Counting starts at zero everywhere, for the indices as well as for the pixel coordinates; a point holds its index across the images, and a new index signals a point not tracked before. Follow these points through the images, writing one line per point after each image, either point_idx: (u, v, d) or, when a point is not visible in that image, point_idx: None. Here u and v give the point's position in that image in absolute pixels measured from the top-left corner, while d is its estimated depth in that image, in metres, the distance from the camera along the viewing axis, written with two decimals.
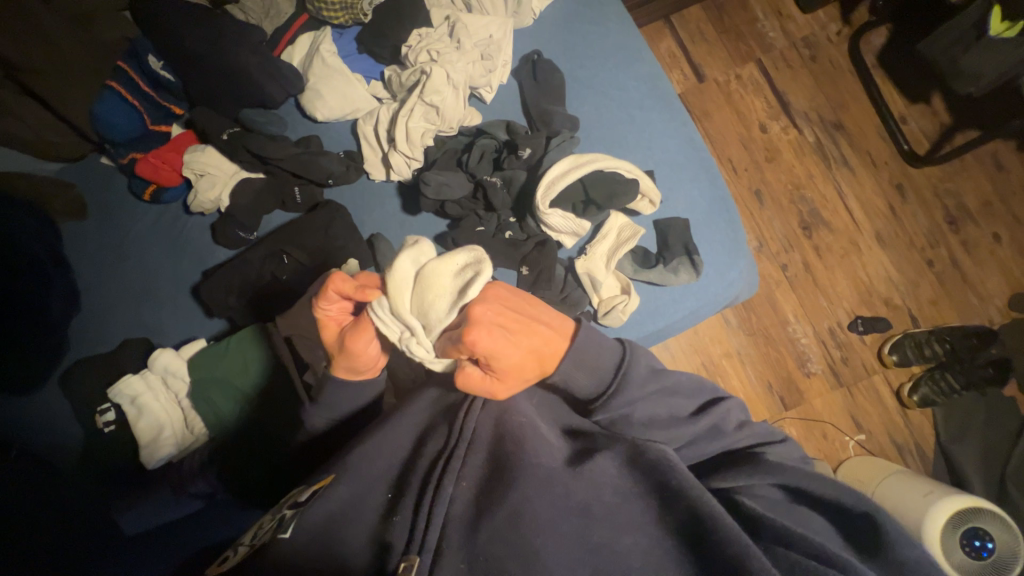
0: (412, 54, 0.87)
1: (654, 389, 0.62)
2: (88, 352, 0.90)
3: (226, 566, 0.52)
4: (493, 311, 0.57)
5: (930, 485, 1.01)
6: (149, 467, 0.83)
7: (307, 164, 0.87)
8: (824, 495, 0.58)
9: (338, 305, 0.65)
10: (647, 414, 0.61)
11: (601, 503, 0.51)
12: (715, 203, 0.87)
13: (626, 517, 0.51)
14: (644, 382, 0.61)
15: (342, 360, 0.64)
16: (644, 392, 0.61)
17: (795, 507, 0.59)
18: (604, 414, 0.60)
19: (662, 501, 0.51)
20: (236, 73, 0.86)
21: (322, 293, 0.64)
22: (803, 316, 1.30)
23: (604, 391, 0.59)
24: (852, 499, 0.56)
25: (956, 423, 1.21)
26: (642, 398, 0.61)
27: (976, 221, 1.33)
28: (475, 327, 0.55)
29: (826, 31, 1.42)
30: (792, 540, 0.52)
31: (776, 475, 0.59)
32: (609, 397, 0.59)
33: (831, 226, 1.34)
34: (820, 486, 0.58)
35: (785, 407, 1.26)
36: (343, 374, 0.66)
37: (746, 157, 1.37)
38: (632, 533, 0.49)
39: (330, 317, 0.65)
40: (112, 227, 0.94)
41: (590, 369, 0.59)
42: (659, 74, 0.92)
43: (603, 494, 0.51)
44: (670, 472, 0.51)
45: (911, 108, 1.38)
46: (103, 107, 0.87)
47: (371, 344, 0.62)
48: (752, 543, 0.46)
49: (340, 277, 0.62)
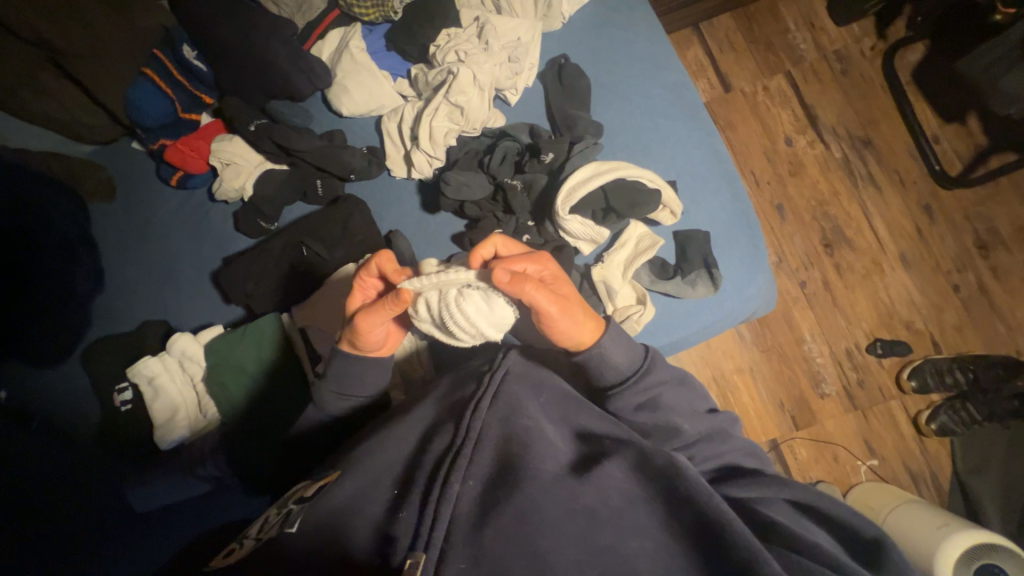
0: (439, 53, 0.87)
1: (674, 381, 0.67)
2: (108, 330, 0.92)
3: (231, 558, 0.53)
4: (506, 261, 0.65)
5: (945, 517, 0.98)
6: (162, 448, 0.84)
7: (330, 158, 0.87)
8: (835, 513, 0.58)
9: (374, 281, 0.67)
10: (666, 404, 0.65)
11: (608, 507, 0.50)
12: (737, 216, 0.86)
13: (633, 521, 0.50)
14: (663, 375, 0.66)
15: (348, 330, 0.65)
16: (664, 383, 0.66)
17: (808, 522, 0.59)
18: (624, 399, 0.64)
19: (668, 506, 0.51)
20: (266, 65, 0.87)
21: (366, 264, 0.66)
22: (820, 335, 1.27)
23: (635, 370, 0.64)
24: (865, 525, 0.57)
25: (974, 454, 1.17)
26: (665, 383, 0.66)
27: (1007, 248, 1.28)
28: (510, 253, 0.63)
29: (860, 45, 1.39)
30: (803, 546, 0.52)
31: (780, 488, 0.61)
32: (638, 377, 0.64)
33: (854, 245, 1.31)
34: (828, 504, 0.59)
35: (796, 427, 1.24)
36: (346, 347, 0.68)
37: (769, 170, 1.35)
38: (640, 538, 0.48)
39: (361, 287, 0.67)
40: (138, 211, 0.96)
41: (624, 349, 0.64)
42: (686, 83, 0.91)
43: (609, 498, 0.51)
44: (678, 478, 0.52)
45: (945, 128, 1.34)
46: (136, 92, 0.89)
47: (381, 329, 0.64)
48: (763, 548, 0.47)
49: (387, 255, 0.66)
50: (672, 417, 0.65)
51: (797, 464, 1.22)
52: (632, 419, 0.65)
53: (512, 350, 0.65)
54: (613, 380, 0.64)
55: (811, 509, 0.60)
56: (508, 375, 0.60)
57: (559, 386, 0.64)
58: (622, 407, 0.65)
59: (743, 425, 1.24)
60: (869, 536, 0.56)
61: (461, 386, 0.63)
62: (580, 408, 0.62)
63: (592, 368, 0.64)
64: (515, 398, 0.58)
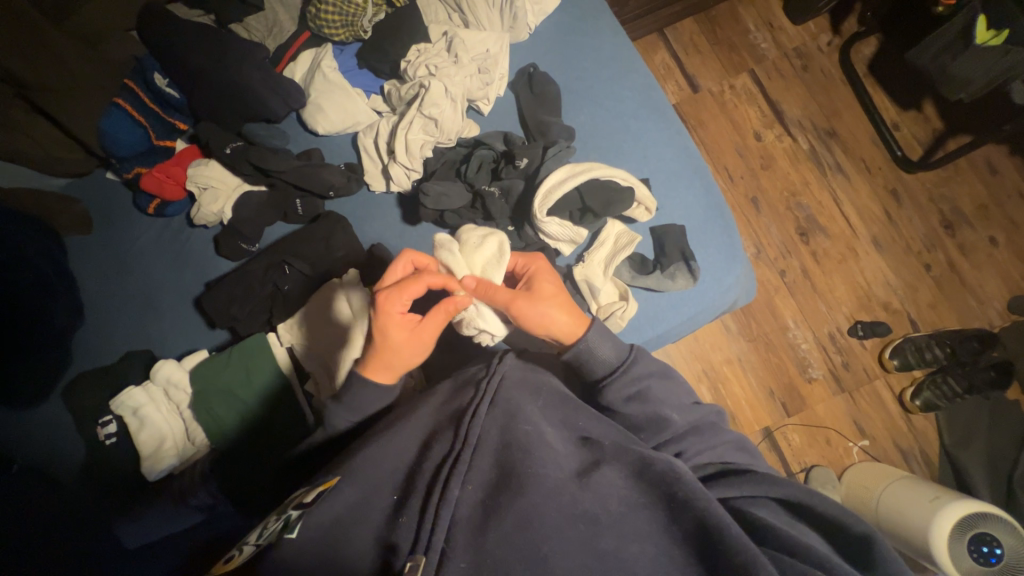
0: (411, 69, 0.89)
1: (660, 374, 0.69)
2: (91, 365, 0.91)
3: (231, 564, 0.51)
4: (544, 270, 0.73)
5: (936, 490, 1.01)
6: (150, 479, 0.82)
7: (309, 176, 0.88)
8: (824, 512, 0.57)
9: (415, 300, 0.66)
10: (658, 394, 0.67)
11: (608, 513, 0.51)
12: (711, 209, 0.88)
13: (632, 526, 0.50)
14: (649, 367, 0.68)
15: (401, 357, 0.65)
16: (652, 374, 0.67)
17: (799, 524, 0.58)
18: (614, 393, 0.66)
19: (669, 511, 0.51)
20: (239, 88, 0.88)
21: (405, 288, 0.64)
22: (803, 322, 1.30)
23: (621, 362, 0.66)
24: (853, 520, 0.56)
25: (959, 428, 1.21)
26: (653, 374, 0.68)
27: (972, 226, 1.34)
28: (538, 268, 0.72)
29: (817, 41, 1.45)
30: (794, 548, 0.51)
31: (770, 486, 0.61)
32: (624, 370, 0.65)
33: (827, 232, 1.35)
34: (818, 502, 0.58)
35: (787, 413, 1.26)
36: (384, 375, 0.67)
37: (741, 165, 1.39)
38: (640, 542, 0.49)
39: (401, 315, 0.64)
40: (117, 241, 0.95)
41: (610, 344, 0.67)
42: (653, 84, 0.94)
43: (609, 504, 0.51)
44: (678, 484, 0.52)
45: (903, 115, 1.40)
46: (109, 123, 0.89)
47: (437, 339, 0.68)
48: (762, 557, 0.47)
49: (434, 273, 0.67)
50: (661, 409, 0.66)
51: (791, 449, 1.24)
52: (621, 411, 0.67)
53: (507, 354, 0.66)
54: (601, 374, 0.66)
55: (802, 510, 0.59)
56: (505, 380, 0.61)
57: (557, 389, 0.65)
58: (611, 398, 0.67)
59: (736, 415, 1.26)
60: (857, 533, 0.55)
61: (458, 392, 0.62)
62: (579, 411, 0.63)
63: (580, 364, 0.66)
64: (513, 404, 0.59)
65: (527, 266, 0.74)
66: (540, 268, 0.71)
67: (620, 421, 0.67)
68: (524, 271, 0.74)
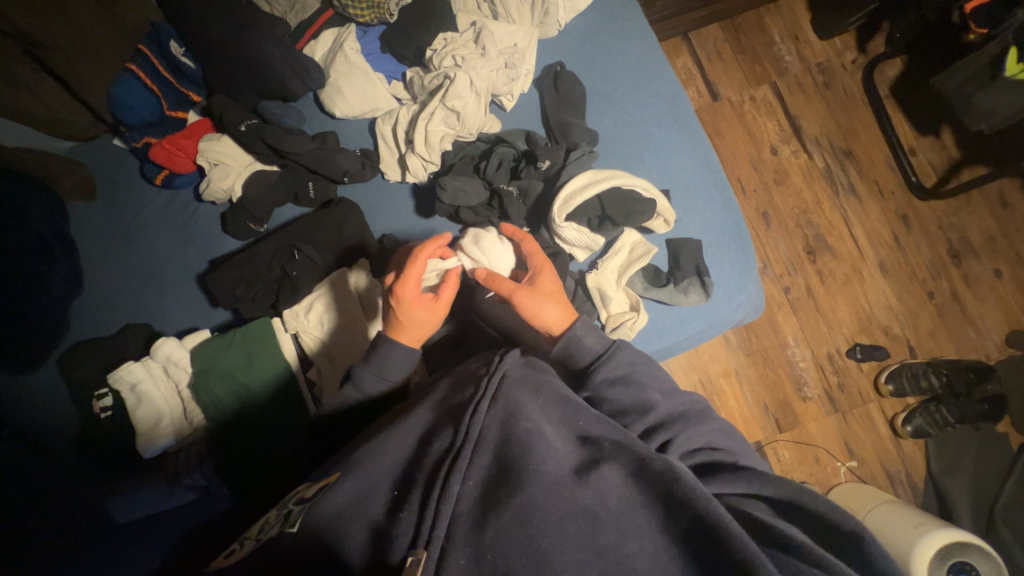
0: (436, 58, 0.87)
1: (643, 363, 0.69)
2: (87, 334, 0.89)
3: (230, 560, 0.51)
4: (551, 269, 0.76)
5: (920, 517, 1.02)
6: (145, 456, 0.81)
7: (323, 160, 0.86)
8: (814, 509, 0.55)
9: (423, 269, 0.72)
10: (646, 379, 0.68)
11: (608, 510, 0.48)
12: (727, 225, 0.87)
13: (631, 523, 0.48)
14: (633, 360, 0.68)
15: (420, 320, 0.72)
16: (637, 364, 0.68)
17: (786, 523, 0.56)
18: (604, 374, 0.66)
19: (667, 509, 0.49)
20: (257, 63, 0.85)
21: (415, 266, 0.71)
22: (803, 340, 1.31)
23: (605, 351, 0.68)
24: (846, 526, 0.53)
25: (945, 455, 1.22)
26: (637, 362, 0.69)
27: (978, 257, 1.34)
28: (546, 258, 0.76)
29: (841, 58, 1.43)
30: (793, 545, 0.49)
31: (762, 484, 0.59)
32: (608, 358, 0.67)
33: (835, 252, 1.35)
34: (809, 499, 0.56)
35: (779, 429, 1.27)
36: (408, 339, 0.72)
37: (755, 178, 1.38)
38: (639, 539, 0.47)
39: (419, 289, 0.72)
40: (120, 209, 0.93)
41: (595, 334, 0.70)
42: (679, 93, 0.92)
43: (609, 502, 0.49)
44: (677, 483, 0.49)
45: (921, 140, 1.39)
46: (122, 89, 0.87)
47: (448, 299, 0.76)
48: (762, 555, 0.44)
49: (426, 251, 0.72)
50: (645, 392, 0.65)
51: (780, 465, 1.25)
52: (605, 395, 0.66)
53: (510, 351, 0.64)
54: (588, 361, 0.68)
55: (791, 507, 0.57)
56: (505, 378, 0.58)
57: (557, 389, 0.61)
58: (597, 383, 0.66)
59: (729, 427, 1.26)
60: (846, 540, 0.52)
61: (459, 389, 0.60)
62: (579, 409, 0.59)
63: (567, 354, 0.69)
64: (513, 400, 0.56)
65: (530, 260, 0.76)
66: (542, 266, 0.74)
67: (608, 408, 0.66)
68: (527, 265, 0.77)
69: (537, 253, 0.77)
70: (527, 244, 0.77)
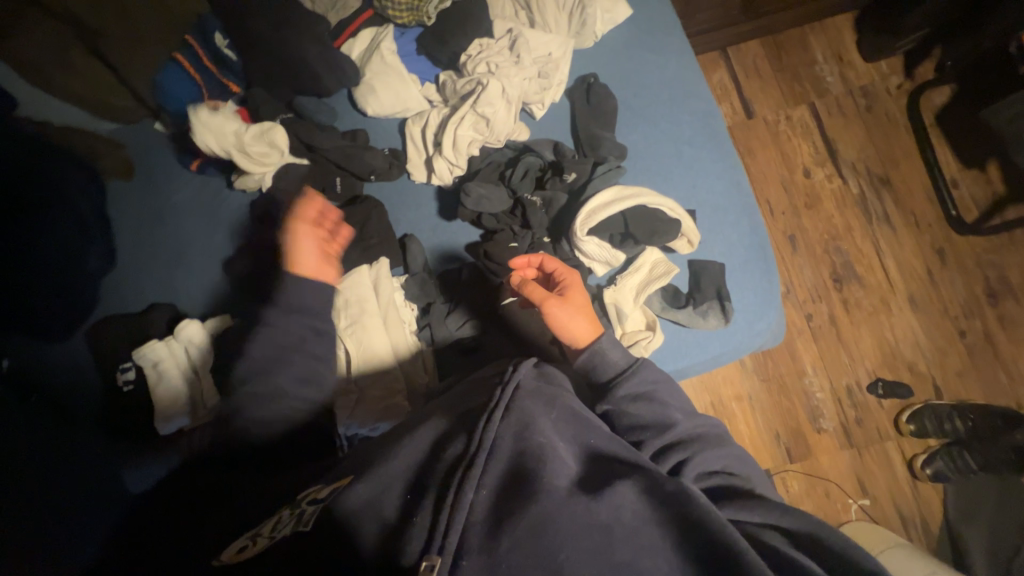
0: (470, 63, 0.88)
1: (665, 381, 0.69)
2: (114, 309, 0.92)
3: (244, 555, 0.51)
4: (581, 284, 0.75)
5: (933, 567, 0.96)
6: (162, 432, 0.84)
7: (353, 157, 0.89)
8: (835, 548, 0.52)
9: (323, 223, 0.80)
10: (667, 398, 0.67)
11: (622, 526, 0.48)
12: (753, 250, 0.86)
13: (646, 542, 0.47)
14: (653, 380, 0.67)
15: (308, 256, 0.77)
16: (658, 383, 0.68)
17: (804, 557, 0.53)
18: (624, 390, 0.66)
19: (681, 531, 0.48)
20: (296, 59, 0.87)
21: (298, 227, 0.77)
22: (822, 370, 1.27)
23: (624, 370, 0.67)
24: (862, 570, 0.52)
25: (966, 502, 1.17)
26: (658, 383, 0.68)
27: (1017, 299, 1.28)
28: (574, 273, 0.75)
29: (886, 82, 1.39)
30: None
31: (781, 514, 0.56)
32: (628, 377, 0.66)
33: (863, 282, 1.31)
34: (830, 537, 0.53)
35: (790, 459, 1.23)
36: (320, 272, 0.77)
37: (785, 200, 1.35)
38: (653, 557, 0.47)
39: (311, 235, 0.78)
40: (155, 191, 0.96)
41: (620, 349, 0.69)
42: (713, 112, 0.91)
43: (623, 518, 0.48)
44: (691, 505, 0.49)
45: (964, 173, 1.34)
46: (167, 78, 0.90)
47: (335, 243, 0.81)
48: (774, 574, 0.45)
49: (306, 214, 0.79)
50: (667, 410, 0.65)
51: (787, 496, 1.21)
52: (627, 409, 0.66)
53: (524, 360, 0.61)
54: (607, 377, 0.67)
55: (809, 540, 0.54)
56: (518, 390, 0.57)
57: (571, 402, 0.59)
58: (618, 397, 0.66)
59: None
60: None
61: (471, 396, 0.60)
62: (590, 424, 0.58)
63: (590, 367, 0.68)
64: (526, 412, 0.55)
65: (557, 274, 0.75)
66: (574, 281, 0.73)
67: (626, 422, 0.66)
68: (556, 279, 0.76)
69: (564, 268, 0.76)
70: (554, 261, 0.77)
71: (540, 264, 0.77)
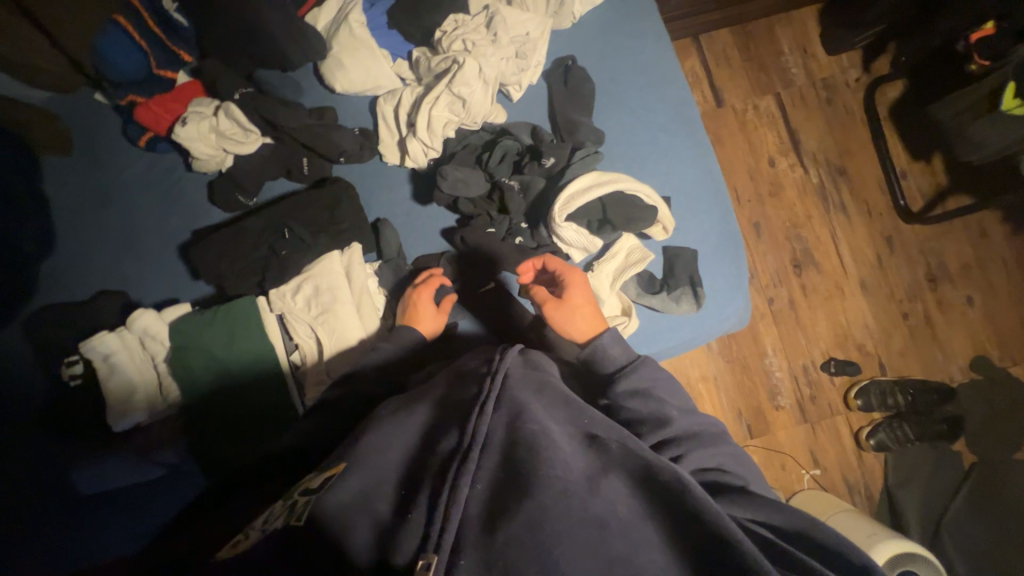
0: (445, 40, 0.84)
1: (664, 381, 0.69)
2: (56, 297, 0.85)
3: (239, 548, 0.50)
4: (584, 283, 0.77)
5: (875, 527, 1.07)
6: (116, 429, 0.78)
7: (319, 137, 0.83)
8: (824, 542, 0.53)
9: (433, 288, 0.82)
10: (662, 395, 0.68)
11: (619, 519, 0.47)
12: (723, 237, 0.88)
13: (642, 534, 0.47)
14: (650, 377, 0.68)
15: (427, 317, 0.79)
16: (656, 380, 0.69)
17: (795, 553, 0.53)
18: (623, 387, 0.67)
19: (675, 521, 0.48)
20: (255, 28, 0.81)
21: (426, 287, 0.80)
22: (781, 351, 1.34)
23: (621, 367, 0.69)
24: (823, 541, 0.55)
25: (903, 469, 1.28)
26: (656, 381, 0.68)
27: (953, 283, 1.39)
28: (575, 274, 0.77)
29: (845, 76, 1.44)
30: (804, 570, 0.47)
31: (773, 512, 0.56)
32: (625, 375, 0.68)
33: (820, 268, 1.38)
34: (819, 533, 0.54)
35: (751, 435, 1.30)
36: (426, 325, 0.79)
37: (751, 188, 1.39)
38: (651, 551, 0.46)
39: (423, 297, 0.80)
40: (98, 169, 0.88)
41: (620, 345, 0.70)
42: (687, 99, 0.92)
43: (620, 511, 0.48)
44: (686, 497, 0.48)
45: (912, 165, 1.42)
46: (106, 42, 0.80)
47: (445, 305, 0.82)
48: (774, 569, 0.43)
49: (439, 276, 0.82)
50: (663, 407, 0.66)
51: None
52: (625, 405, 0.66)
53: (510, 347, 0.63)
54: (610, 371, 0.69)
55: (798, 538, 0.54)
56: (508, 378, 0.58)
57: (564, 389, 0.60)
58: (618, 392, 0.67)
59: None
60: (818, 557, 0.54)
61: (461, 386, 0.60)
62: (583, 409, 0.58)
63: (592, 362, 0.70)
64: (518, 400, 0.56)
65: (559, 274, 0.78)
66: (573, 281, 0.75)
67: (625, 417, 0.66)
68: (558, 279, 0.78)
69: (566, 267, 0.78)
70: (555, 261, 0.79)
71: (543, 265, 0.79)
